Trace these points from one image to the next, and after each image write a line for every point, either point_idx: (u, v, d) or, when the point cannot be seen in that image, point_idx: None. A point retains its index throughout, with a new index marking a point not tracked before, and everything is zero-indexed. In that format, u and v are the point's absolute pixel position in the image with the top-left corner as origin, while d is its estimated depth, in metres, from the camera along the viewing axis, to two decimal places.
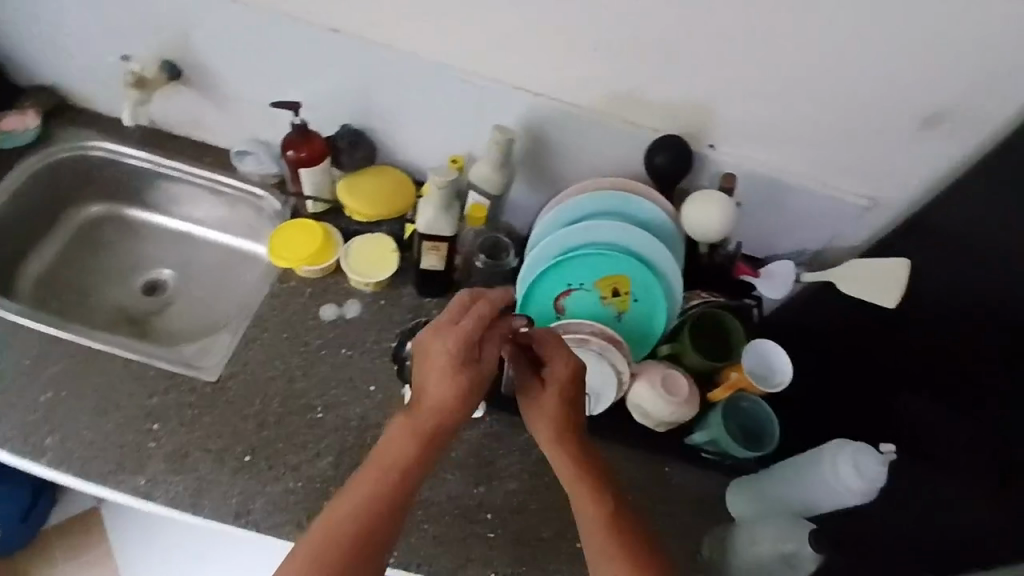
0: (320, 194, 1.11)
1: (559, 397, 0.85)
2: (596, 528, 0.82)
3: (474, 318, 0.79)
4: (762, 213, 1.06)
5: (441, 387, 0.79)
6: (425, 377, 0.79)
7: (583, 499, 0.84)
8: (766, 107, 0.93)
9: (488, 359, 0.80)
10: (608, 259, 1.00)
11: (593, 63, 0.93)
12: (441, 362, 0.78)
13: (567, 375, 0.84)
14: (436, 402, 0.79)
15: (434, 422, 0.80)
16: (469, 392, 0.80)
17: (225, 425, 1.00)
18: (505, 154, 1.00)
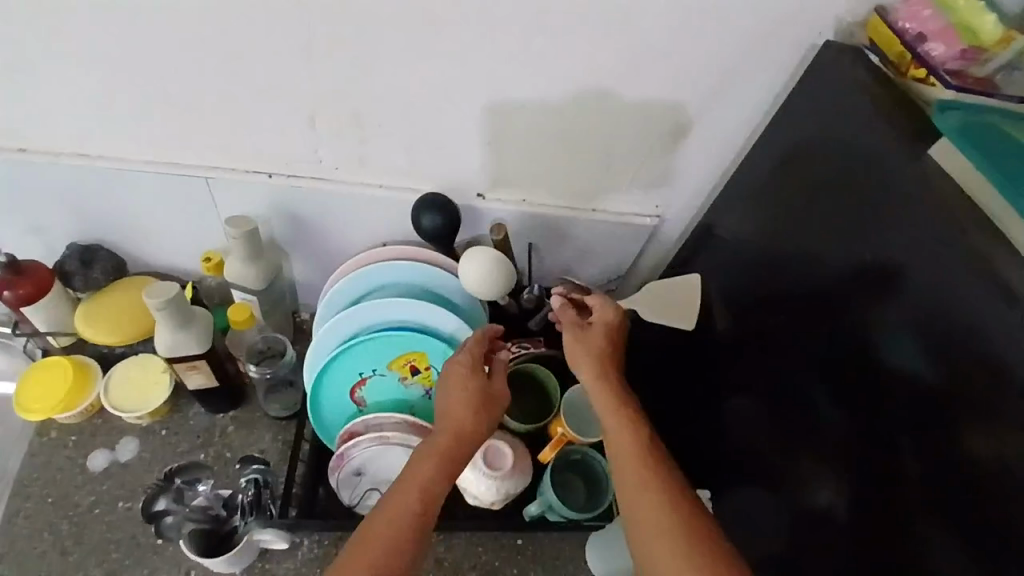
0: (62, 326, 0.96)
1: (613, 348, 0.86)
2: (652, 485, 0.72)
3: (484, 337, 0.87)
4: (556, 248, 1.00)
5: (467, 399, 0.82)
6: (449, 396, 0.82)
7: (633, 448, 0.76)
8: (517, 147, 0.86)
9: (497, 368, 0.87)
10: (397, 338, 0.89)
11: (318, 135, 0.84)
12: (467, 373, 0.83)
13: (613, 322, 0.88)
14: (464, 416, 0.81)
15: (463, 435, 0.80)
16: (489, 402, 0.83)
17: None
18: (254, 246, 0.89)
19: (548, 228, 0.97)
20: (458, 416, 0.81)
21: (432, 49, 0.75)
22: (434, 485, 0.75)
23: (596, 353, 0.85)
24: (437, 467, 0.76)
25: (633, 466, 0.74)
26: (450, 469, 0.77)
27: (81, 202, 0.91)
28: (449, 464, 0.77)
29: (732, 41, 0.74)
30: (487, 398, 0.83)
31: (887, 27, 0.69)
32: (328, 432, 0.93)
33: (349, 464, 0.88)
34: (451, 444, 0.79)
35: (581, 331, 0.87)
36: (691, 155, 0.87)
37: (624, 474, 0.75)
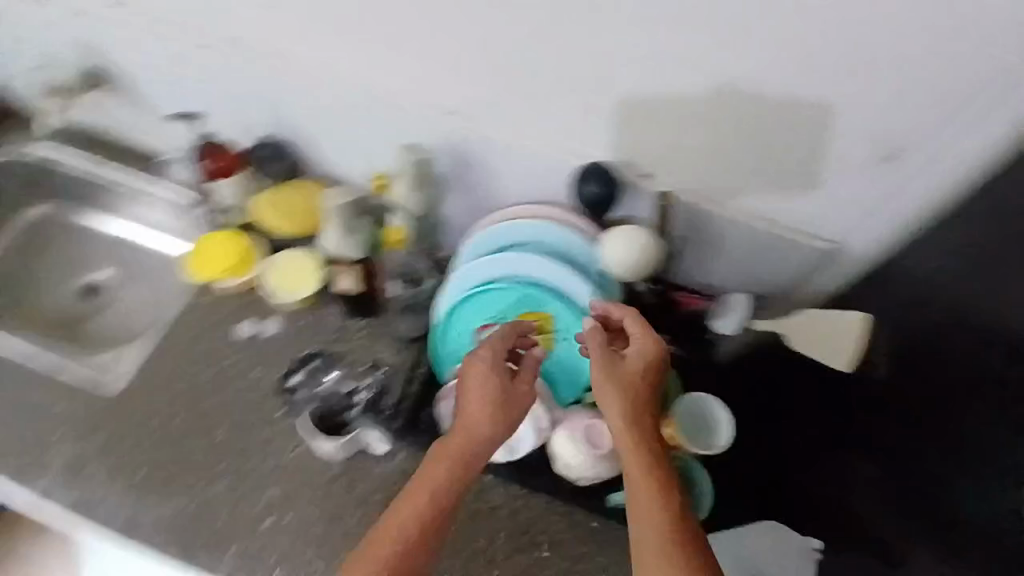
0: (239, 205, 1.05)
1: (653, 376, 0.79)
2: (661, 525, 0.69)
3: (510, 332, 0.86)
4: (707, 248, 0.94)
5: (480, 400, 0.79)
6: (468, 396, 0.80)
7: (642, 470, 0.73)
8: (702, 136, 0.81)
9: (528, 365, 0.83)
10: (529, 295, 0.92)
11: (509, 81, 0.83)
12: (483, 370, 0.81)
13: (656, 358, 0.80)
14: (477, 422, 0.79)
15: (473, 442, 0.78)
16: (510, 402, 0.80)
17: (126, 437, 0.97)
18: (421, 175, 0.95)
19: (706, 225, 0.91)
20: (475, 418, 0.79)
21: (644, 16, 0.72)
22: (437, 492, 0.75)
23: (620, 390, 0.77)
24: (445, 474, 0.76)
25: (643, 489, 0.71)
26: (461, 473, 0.76)
27: (274, 97, 0.96)
28: (456, 472, 0.76)
29: (988, 73, 0.65)
30: (504, 402, 0.80)
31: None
32: (443, 363, 0.97)
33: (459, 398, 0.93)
34: (461, 445, 0.78)
35: (610, 364, 0.78)
36: (895, 186, 0.78)
37: (631, 494, 0.72)
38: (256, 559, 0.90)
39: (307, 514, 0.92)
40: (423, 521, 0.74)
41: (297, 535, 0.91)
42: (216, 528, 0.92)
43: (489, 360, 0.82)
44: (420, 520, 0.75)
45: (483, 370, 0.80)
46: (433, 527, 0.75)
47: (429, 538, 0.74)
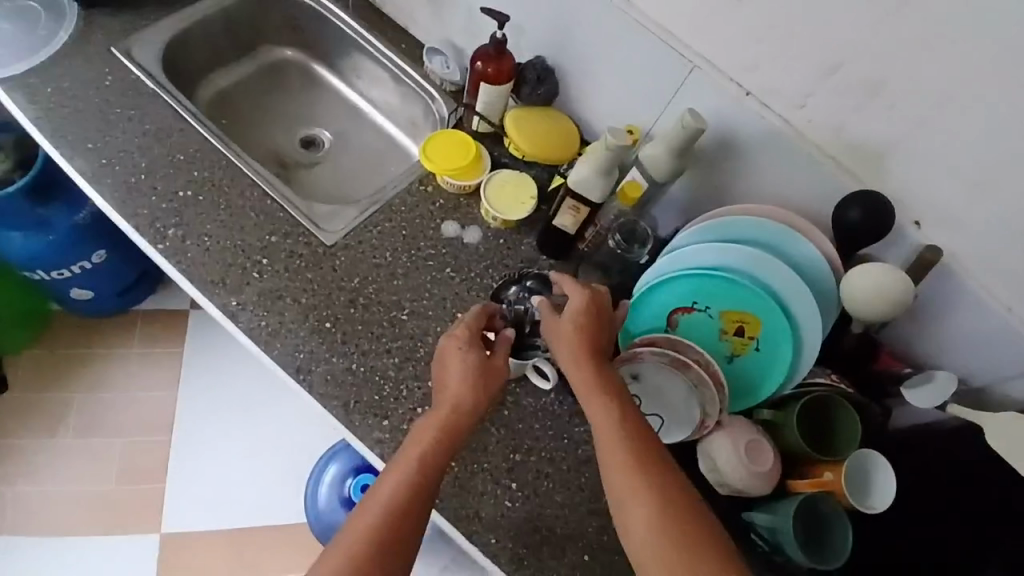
0: (488, 114, 1.09)
1: (585, 334, 0.82)
2: (632, 472, 0.72)
3: (483, 313, 0.91)
4: (934, 319, 0.92)
5: (461, 373, 0.84)
6: (442, 372, 0.85)
7: (604, 417, 0.77)
8: (1003, 203, 0.78)
9: (502, 343, 0.87)
10: (746, 294, 0.93)
11: (825, 83, 0.82)
12: (462, 347, 0.86)
13: (581, 306, 0.84)
14: (455, 390, 0.82)
15: (461, 410, 0.81)
16: (488, 376, 0.84)
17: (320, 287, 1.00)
18: (687, 142, 0.92)
19: (948, 297, 0.89)
20: (450, 392, 0.83)
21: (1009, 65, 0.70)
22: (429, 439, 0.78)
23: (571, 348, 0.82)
24: (432, 437, 0.78)
25: (619, 438, 0.75)
26: (444, 441, 0.79)
27: (574, 25, 1.01)
28: (441, 434, 0.79)
29: None
30: (486, 371, 0.84)
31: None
32: (628, 328, 0.99)
33: (636, 363, 0.94)
34: (445, 418, 0.80)
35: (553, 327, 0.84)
36: None
37: (604, 443, 0.75)
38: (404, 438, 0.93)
39: None
40: (427, 462, 0.77)
41: None
42: (378, 396, 0.95)
43: (466, 337, 0.87)
44: (426, 462, 0.77)
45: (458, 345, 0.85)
46: (432, 476, 0.76)
47: (428, 483, 0.76)
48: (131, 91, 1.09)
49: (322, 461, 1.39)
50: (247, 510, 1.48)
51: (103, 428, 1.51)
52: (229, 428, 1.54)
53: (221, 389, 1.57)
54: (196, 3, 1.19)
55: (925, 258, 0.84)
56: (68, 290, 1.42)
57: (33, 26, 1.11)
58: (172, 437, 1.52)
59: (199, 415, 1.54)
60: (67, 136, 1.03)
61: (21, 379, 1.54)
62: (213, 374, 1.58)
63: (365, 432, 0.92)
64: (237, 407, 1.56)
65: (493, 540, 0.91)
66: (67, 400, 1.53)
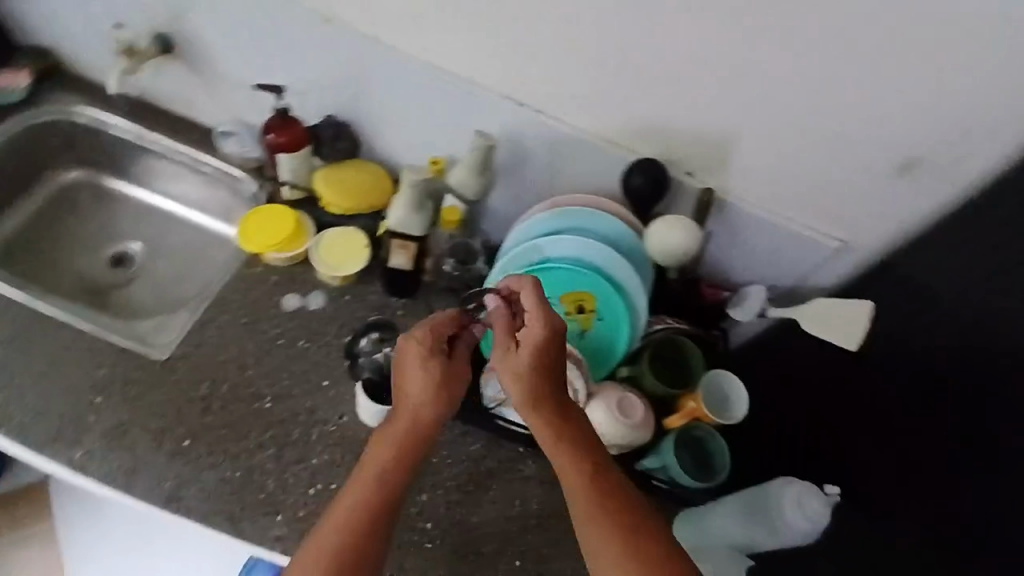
0: (298, 180, 1.09)
1: (541, 364, 0.81)
2: (589, 488, 0.76)
3: (454, 318, 0.86)
4: (736, 244, 1.05)
5: (421, 378, 0.83)
6: (399, 375, 0.85)
7: (562, 454, 0.78)
8: (747, 139, 0.91)
9: (467, 339, 0.86)
10: (576, 275, 1.02)
11: (579, 78, 0.91)
12: (419, 349, 0.84)
13: (541, 336, 0.81)
14: (420, 397, 0.82)
15: (421, 417, 0.82)
16: (449, 380, 0.84)
17: (170, 405, 0.98)
18: (484, 162, 0.99)
19: (738, 224, 1.02)
20: (408, 396, 0.83)
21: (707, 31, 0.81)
22: (383, 454, 0.80)
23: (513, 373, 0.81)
24: (390, 452, 0.80)
25: (574, 460, 0.78)
26: (403, 455, 0.80)
27: (349, 79, 1.02)
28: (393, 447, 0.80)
29: None
30: (446, 378, 0.84)
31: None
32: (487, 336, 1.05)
33: None
34: (405, 427, 0.81)
35: (504, 355, 0.82)
36: (915, 193, 0.88)
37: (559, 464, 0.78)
38: (304, 524, 0.92)
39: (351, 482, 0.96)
40: (390, 477, 0.79)
41: None
42: (265, 493, 0.93)
43: (431, 335, 0.84)
44: (390, 474, 0.79)
45: (415, 348, 0.83)
46: (394, 490, 0.79)
47: (391, 498, 0.79)
48: None
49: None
50: None
51: None
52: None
53: (101, 550, 1.41)
54: None
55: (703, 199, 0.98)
56: None
57: None
58: None
59: None
60: None
61: None
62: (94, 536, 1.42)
63: (260, 536, 0.91)
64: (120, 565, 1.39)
65: None
66: None
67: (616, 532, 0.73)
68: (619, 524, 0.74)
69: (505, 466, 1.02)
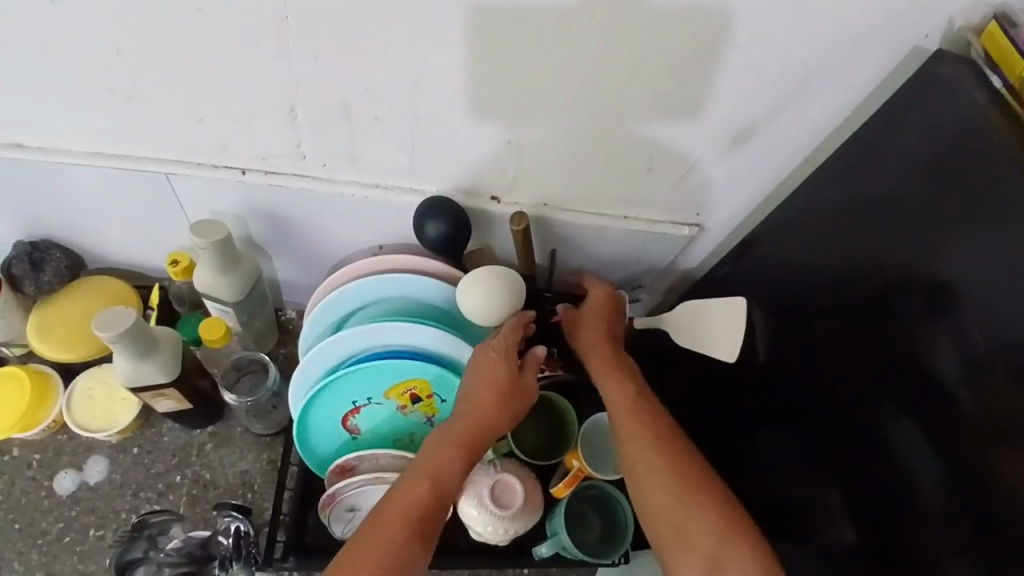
0: (15, 337, 0.86)
1: (609, 326, 0.80)
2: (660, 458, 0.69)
3: (518, 324, 0.76)
4: (578, 256, 0.88)
5: (490, 388, 0.73)
6: (470, 379, 0.74)
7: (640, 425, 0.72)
8: (535, 144, 0.71)
9: (530, 361, 0.76)
10: (394, 367, 0.78)
11: (300, 129, 0.70)
12: (500, 360, 0.74)
13: (606, 301, 0.81)
14: (485, 413, 0.72)
15: (490, 423, 0.72)
16: (518, 393, 0.74)
17: None
18: (224, 257, 0.76)
19: (571, 235, 0.83)
20: (482, 404, 0.72)
21: (422, 38, 0.60)
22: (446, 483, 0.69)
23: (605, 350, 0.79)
24: (455, 460, 0.70)
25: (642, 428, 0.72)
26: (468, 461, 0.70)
27: (28, 196, 0.79)
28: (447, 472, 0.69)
29: (817, 41, 0.59)
30: (515, 388, 0.74)
31: (1011, 44, 0.53)
32: (316, 460, 0.84)
33: (341, 500, 0.79)
34: (468, 431, 0.71)
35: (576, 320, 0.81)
36: (748, 163, 0.73)
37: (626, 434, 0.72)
38: None
39: None
40: (446, 490, 0.69)
41: None
42: None
43: (504, 349, 0.74)
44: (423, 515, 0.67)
45: (496, 357, 0.73)
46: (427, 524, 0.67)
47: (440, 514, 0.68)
48: None
49: None
50: None
51: None
52: None
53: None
54: None
55: (515, 228, 0.76)
56: None
57: None
58: None
59: None
60: None
61: None
62: None
63: None
64: None
65: None
66: None
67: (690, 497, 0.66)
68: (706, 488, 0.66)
69: None
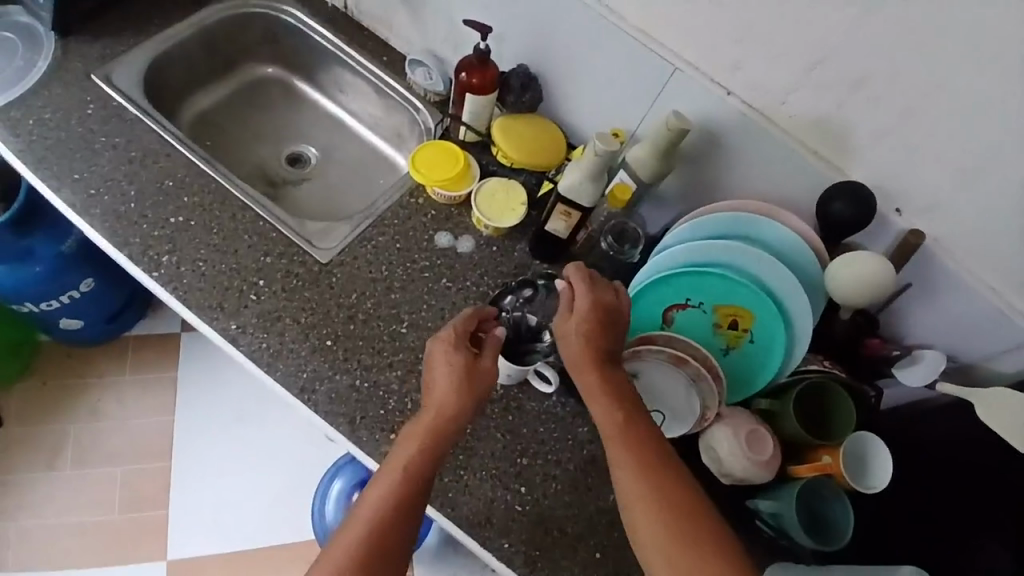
0: (474, 124, 1.11)
1: (594, 330, 0.84)
2: (650, 474, 0.75)
3: (474, 316, 0.91)
4: (919, 301, 0.95)
5: (448, 375, 0.84)
6: (431, 377, 0.86)
7: (637, 446, 0.77)
8: (983, 184, 0.81)
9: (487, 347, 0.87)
10: (739, 289, 0.96)
11: (804, 79, 0.86)
12: (447, 350, 0.86)
13: (588, 302, 0.85)
14: (443, 395, 0.83)
15: (447, 412, 0.82)
16: (474, 379, 0.85)
17: (310, 313, 1.01)
18: (673, 143, 0.95)
19: (927, 278, 0.93)
20: (438, 394, 0.84)
21: (977, 54, 0.73)
22: (431, 447, 0.80)
23: (581, 346, 0.84)
24: (418, 440, 0.80)
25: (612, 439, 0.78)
26: (433, 443, 0.80)
27: (553, 34, 1.03)
28: (433, 437, 0.81)
29: None
30: (471, 375, 0.85)
31: None
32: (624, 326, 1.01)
33: (635, 361, 0.96)
34: (431, 420, 0.82)
35: (559, 321, 0.87)
36: None
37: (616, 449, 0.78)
38: None
39: None
40: (417, 469, 0.79)
41: None
42: (383, 411, 0.95)
43: (452, 338, 0.87)
44: (416, 470, 0.79)
45: (444, 346, 0.86)
46: (419, 484, 0.78)
47: (417, 486, 0.78)
48: (112, 118, 1.10)
49: (328, 477, 1.50)
50: (252, 534, 1.53)
51: (108, 434, 1.59)
52: (248, 436, 1.61)
53: (221, 404, 1.63)
54: (175, 20, 1.21)
55: (907, 242, 0.88)
56: (57, 320, 1.50)
57: (35, 54, 1.13)
58: (170, 468, 1.57)
59: (195, 445, 1.59)
60: (57, 166, 1.04)
61: (28, 412, 1.60)
62: (221, 403, 1.63)
63: (373, 447, 0.93)
64: (246, 426, 1.62)
65: (506, 545, 0.93)
66: (69, 416, 1.60)
67: (666, 508, 0.73)
68: (676, 507, 0.73)
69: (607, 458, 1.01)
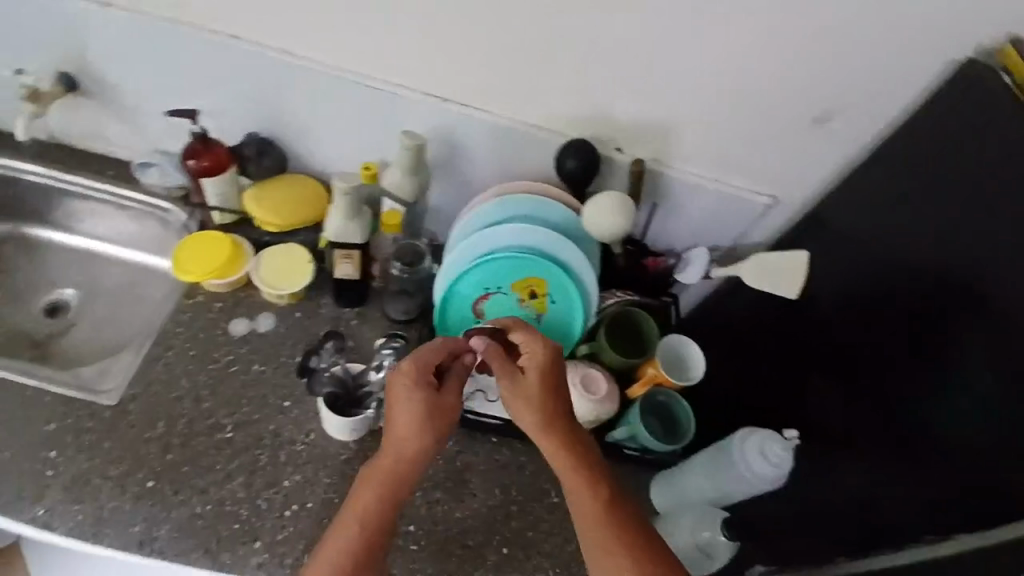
0: (226, 204, 1.09)
1: (553, 384, 0.87)
2: (603, 512, 0.81)
3: (442, 347, 0.89)
4: (669, 215, 1.10)
5: (410, 416, 0.84)
6: (393, 414, 0.85)
7: (595, 492, 0.83)
8: (663, 105, 0.96)
9: (451, 382, 0.88)
10: (526, 265, 1.03)
11: (496, 67, 0.95)
12: (407, 389, 0.85)
13: (542, 361, 0.87)
14: (406, 436, 0.84)
15: (408, 455, 0.84)
16: (436, 415, 0.85)
17: (119, 460, 0.93)
18: (417, 161, 0.99)
19: (666, 193, 1.07)
20: (401, 436, 0.84)
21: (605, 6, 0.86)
22: (391, 492, 0.83)
23: (535, 401, 0.86)
24: (377, 493, 0.82)
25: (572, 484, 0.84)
26: (393, 490, 0.83)
27: (267, 95, 1.03)
28: (392, 481, 0.83)
29: (887, 45, 0.83)
30: (436, 413, 0.85)
31: None
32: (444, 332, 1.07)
33: None
34: (391, 465, 0.83)
35: (510, 373, 0.88)
36: (815, 144, 0.96)
37: (575, 494, 0.83)
38: (285, 547, 0.90)
39: (329, 496, 0.94)
40: (377, 520, 0.81)
41: (321, 520, 0.93)
42: (239, 523, 0.91)
43: (414, 375, 0.86)
44: (376, 518, 0.81)
45: (406, 385, 0.85)
46: (378, 534, 0.81)
47: (377, 540, 0.81)
48: None
49: None
50: None
51: None
52: None
53: None
54: None
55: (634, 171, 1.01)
56: None
57: None
58: None
59: None
60: None
61: None
62: None
63: (243, 563, 0.89)
64: None
65: None
66: None
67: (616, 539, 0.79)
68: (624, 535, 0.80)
69: (481, 459, 1.04)
